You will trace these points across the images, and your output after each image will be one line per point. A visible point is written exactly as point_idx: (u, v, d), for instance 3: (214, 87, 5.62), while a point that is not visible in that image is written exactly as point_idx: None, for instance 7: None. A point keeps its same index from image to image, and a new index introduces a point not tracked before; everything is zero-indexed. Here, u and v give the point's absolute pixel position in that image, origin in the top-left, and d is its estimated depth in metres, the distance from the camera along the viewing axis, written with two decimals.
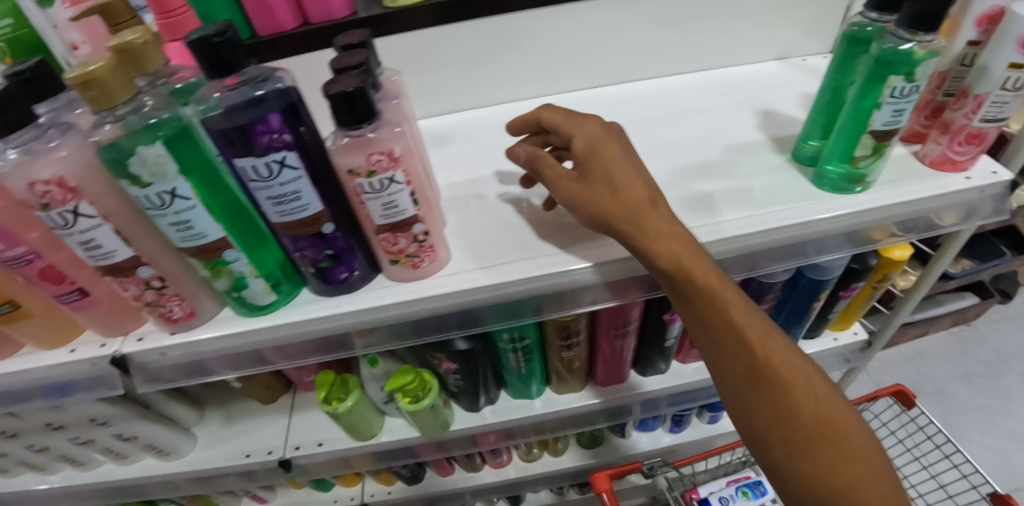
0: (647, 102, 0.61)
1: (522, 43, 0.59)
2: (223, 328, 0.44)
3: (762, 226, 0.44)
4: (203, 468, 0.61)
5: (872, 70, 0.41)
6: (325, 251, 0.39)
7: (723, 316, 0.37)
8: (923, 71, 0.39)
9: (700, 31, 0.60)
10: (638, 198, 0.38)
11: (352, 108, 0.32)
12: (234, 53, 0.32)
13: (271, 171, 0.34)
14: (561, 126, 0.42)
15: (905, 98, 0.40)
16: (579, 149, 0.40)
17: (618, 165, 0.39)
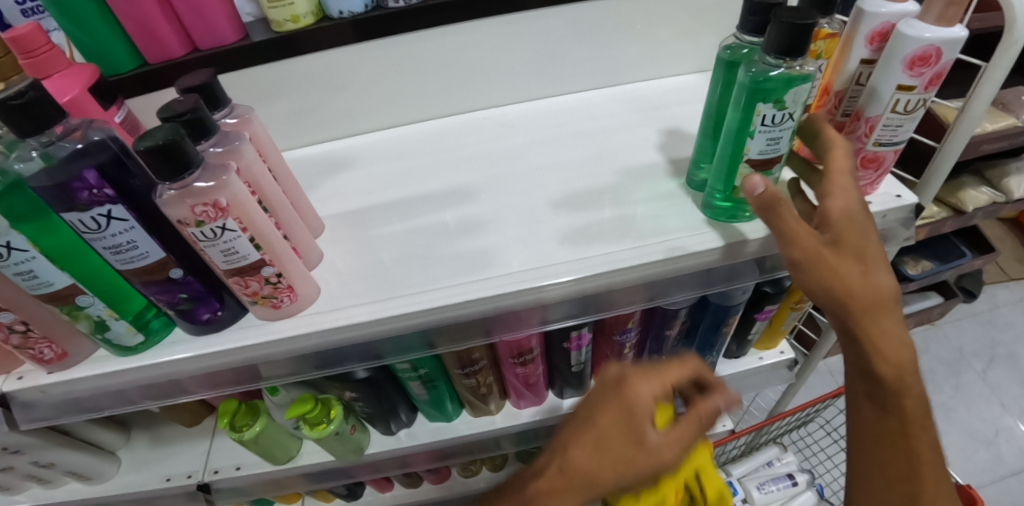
0: (544, 122, 0.62)
1: (423, 65, 0.60)
2: (98, 367, 0.44)
3: (630, 260, 0.43)
4: (125, 491, 0.62)
5: (741, 96, 0.37)
6: (180, 295, 0.39)
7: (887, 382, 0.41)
8: (795, 98, 0.36)
9: (601, 54, 0.62)
10: (868, 283, 0.37)
11: (165, 160, 0.32)
12: (44, 110, 0.32)
13: (98, 223, 0.33)
14: (837, 175, 0.36)
15: (778, 126, 0.37)
16: (838, 218, 0.36)
17: (867, 243, 0.36)
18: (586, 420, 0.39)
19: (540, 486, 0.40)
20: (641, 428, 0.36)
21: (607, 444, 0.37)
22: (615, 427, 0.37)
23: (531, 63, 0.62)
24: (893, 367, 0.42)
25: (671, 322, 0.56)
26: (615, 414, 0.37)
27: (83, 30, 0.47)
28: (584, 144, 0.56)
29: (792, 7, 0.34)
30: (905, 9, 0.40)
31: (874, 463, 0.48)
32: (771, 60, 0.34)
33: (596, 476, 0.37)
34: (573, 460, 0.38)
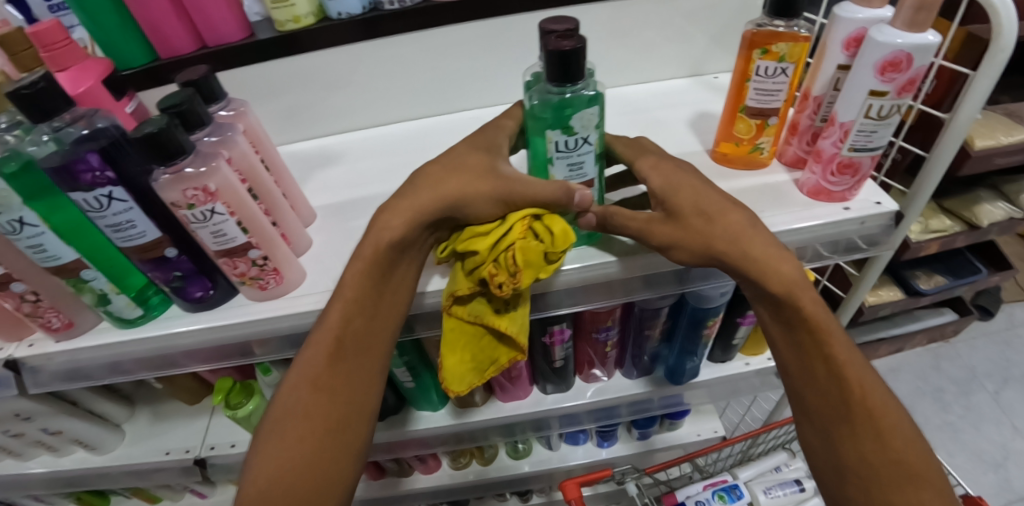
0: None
1: (416, 65, 0.62)
2: (100, 337, 0.47)
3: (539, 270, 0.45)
4: (125, 463, 0.65)
5: (533, 125, 0.39)
6: (174, 273, 0.42)
7: (801, 314, 0.39)
8: (579, 123, 0.38)
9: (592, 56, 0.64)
10: (719, 222, 0.39)
11: (160, 147, 0.34)
12: (54, 98, 0.35)
13: (100, 203, 0.36)
14: (644, 161, 0.44)
15: (573, 151, 0.40)
16: (661, 189, 0.42)
17: (701, 196, 0.40)
18: (443, 156, 0.44)
19: (383, 217, 0.40)
20: (498, 155, 0.43)
21: (461, 166, 0.42)
22: (469, 159, 0.43)
23: (522, 64, 0.64)
24: (773, 284, 0.39)
25: (650, 322, 0.57)
26: (477, 148, 0.44)
27: (102, 28, 0.52)
28: None
29: (558, 34, 0.36)
30: (881, 14, 0.41)
31: (807, 387, 0.41)
32: (554, 88, 0.37)
33: (434, 188, 0.41)
34: (425, 179, 0.42)
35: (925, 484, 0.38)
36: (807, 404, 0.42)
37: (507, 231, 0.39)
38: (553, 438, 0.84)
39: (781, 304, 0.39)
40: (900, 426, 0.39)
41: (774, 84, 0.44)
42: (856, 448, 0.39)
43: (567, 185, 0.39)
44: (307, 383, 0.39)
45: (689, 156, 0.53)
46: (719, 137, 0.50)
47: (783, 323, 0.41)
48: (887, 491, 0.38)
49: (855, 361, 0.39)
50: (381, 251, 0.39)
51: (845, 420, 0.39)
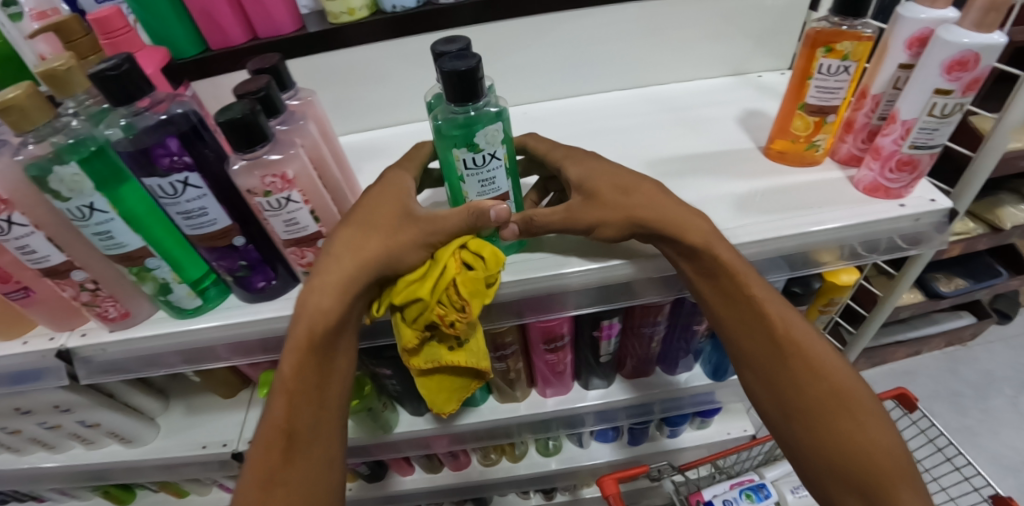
0: (578, 119, 0.63)
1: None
2: (156, 327, 0.47)
3: (536, 271, 0.45)
4: (159, 456, 0.64)
5: (441, 142, 0.41)
6: (239, 262, 0.42)
7: (717, 261, 0.42)
8: (483, 139, 0.40)
9: (639, 54, 0.64)
10: (633, 197, 0.43)
11: (243, 133, 0.34)
12: (135, 81, 0.34)
13: (175, 189, 0.36)
14: (561, 160, 0.48)
15: (482, 167, 0.41)
16: (579, 179, 0.46)
17: (612, 178, 0.45)
18: (352, 207, 0.42)
19: (307, 297, 0.38)
20: (403, 196, 0.41)
21: (372, 218, 0.40)
22: (377, 206, 0.41)
23: (569, 60, 0.64)
24: (691, 237, 0.42)
25: (698, 317, 0.57)
26: (382, 191, 0.42)
27: (157, 18, 0.51)
28: (615, 140, 0.58)
29: (454, 54, 0.37)
30: (945, 15, 0.41)
31: (740, 336, 0.45)
32: (455, 107, 0.38)
33: (342, 250, 0.39)
34: (332, 242, 0.39)
35: (854, 402, 0.43)
36: (743, 353, 0.46)
37: (446, 274, 0.38)
38: (584, 435, 0.84)
39: (700, 256, 0.42)
40: (823, 354, 0.44)
41: (835, 82, 0.45)
42: (791, 382, 0.44)
43: (479, 209, 0.38)
44: (261, 472, 0.39)
45: (741, 153, 0.53)
46: (775, 134, 0.51)
47: (707, 280, 0.44)
48: (826, 415, 0.43)
49: (775, 302, 0.44)
50: (314, 334, 0.38)
51: (777, 358, 0.44)
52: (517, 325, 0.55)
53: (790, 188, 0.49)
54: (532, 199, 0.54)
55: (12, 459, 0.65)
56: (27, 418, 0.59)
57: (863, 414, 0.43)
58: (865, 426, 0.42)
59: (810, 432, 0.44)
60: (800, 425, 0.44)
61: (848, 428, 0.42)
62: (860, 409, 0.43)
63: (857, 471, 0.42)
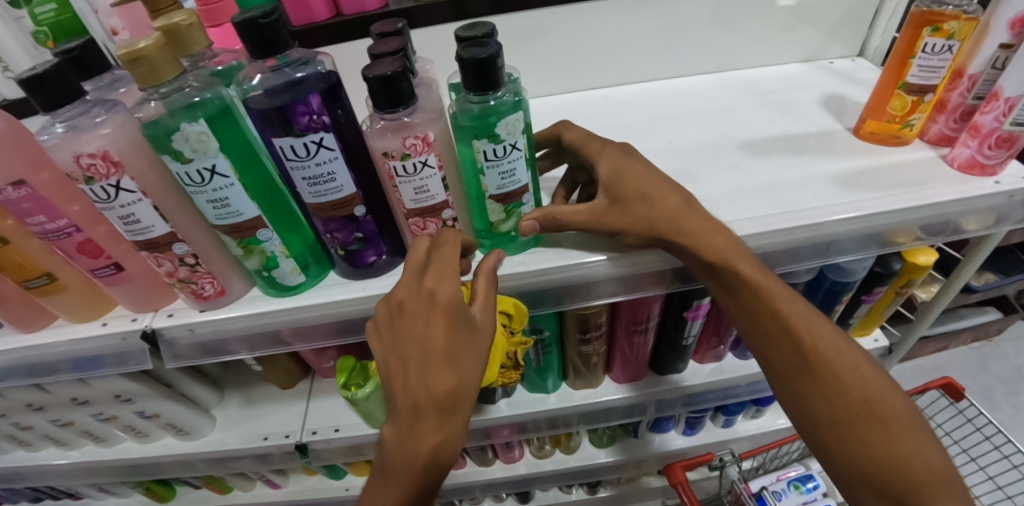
0: (658, 103, 0.64)
1: (543, 41, 0.62)
2: (251, 306, 0.45)
3: (556, 260, 0.43)
4: (219, 449, 0.61)
5: (457, 136, 0.36)
6: (355, 234, 0.40)
7: (729, 268, 0.41)
8: (505, 130, 0.35)
9: (719, 38, 0.64)
10: (662, 207, 0.41)
11: (389, 92, 0.33)
12: (278, 35, 0.32)
13: (308, 151, 0.34)
14: (597, 151, 0.45)
15: (503, 159, 0.36)
16: (605, 179, 0.43)
17: (643, 183, 0.42)
18: (414, 341, 0.36)
19: (427, 445, 0.36)
20: (463, 318, 0.36)
21: (455, 354, 0.36)
22: (455, 341, 0.36)
23: (649, 44, 0.64)
24: (708, 252, 0.40)
25: None
26: (447, 323, 0.35)
27: None
28: (700, 124, 0.58)
29: (474, 42, 0.34)
30: None
31: (765, 346, 0.44)
32: (475, 98, 0.34)
33: (444, 395, 0.36)
34: (426, 389, 0.36)
35: (886, 412, 0.40)
36: (770, 362, 0.44)
37: (499, 352, 0.46)
38: (639, 425, 0.83)
39: (718, 270, 0.41)
40: (852, 362, 0.41)
41: (939, 61, 0.46)
42: (818, 393, 0.41)
43: (492, 271, 0.39)
44: None
45: (829, 135, 0.55)
46: (868, 114, 0.52)
47: (728, 293, 0.43)
48: (855, 424, 0.40)
49: (794, 308, 0.42)
50: (435, 473, 0.37)
51: (802, 368, 0.42)
52: (608, 305, 0.54)
53: (886, 167, 0.50)
54: (561, 195, 0.51)
55: (60, 451, 0.62)
56: (82, 409, 0.56)
57: (896, 425, 0.40)
58: (897, 440, 0.39)
59: (837, 442, 0.41)
60: (829, 436, 0.41)
61: (879, 440, 0.39)
62: (893, 420, 0.40)
63: (888, 482, 0.39)
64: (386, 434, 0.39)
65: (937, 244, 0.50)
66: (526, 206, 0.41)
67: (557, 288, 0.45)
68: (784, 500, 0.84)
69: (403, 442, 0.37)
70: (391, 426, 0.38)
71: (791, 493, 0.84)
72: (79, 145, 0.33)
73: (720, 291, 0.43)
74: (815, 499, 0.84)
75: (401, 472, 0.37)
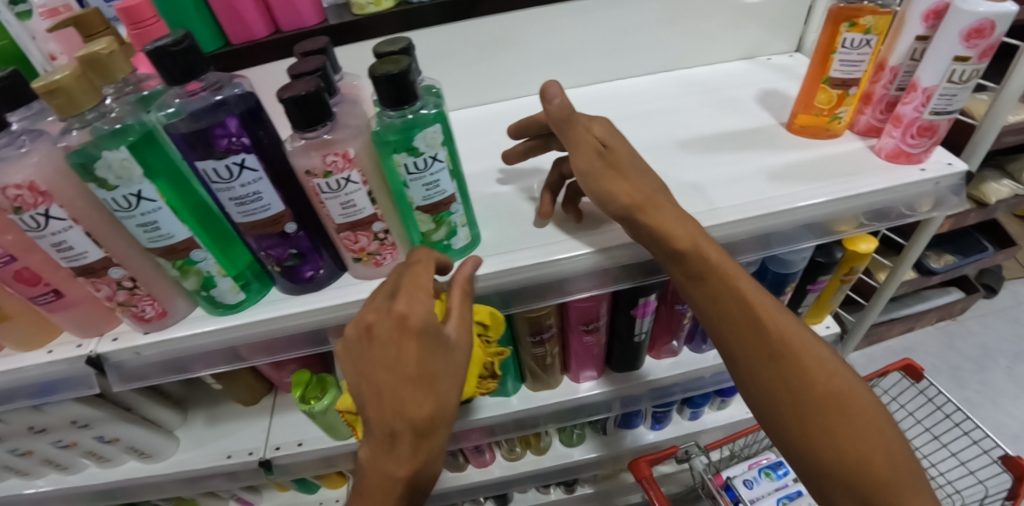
0: (603, 105, 0.65)
1: (488, 49, 0.63)
2: (194, 326, 0.45)
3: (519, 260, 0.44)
4: (185, 469, 0.61)
5: (378, 151, 0.37)
6: (290, 250, 0.41)
7: (698, 255, 0.39)
8: (422, 143, 0.35)
9: (661, 38, 0.65)
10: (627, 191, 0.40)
11: (304, 111, 0.33)
12: (193, 61, 0.33)
13: (231, 172, 0.35)
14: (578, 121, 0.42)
15: (425, 171, 0.37)
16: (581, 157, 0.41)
17: (616, 158, 0.40)
18: (387, 364, 0.35)
19: (398, 467, 0.37)
20: (438, 339, 0.36)
21: (431, 376, 0.36)
22: (429, 363, 0.36)
23: (592, 48, 0.65)
24: (673, 230, 0.39)
25: None
26: (420, 348, 0.35)
27: (178, 14, 0.51)
28: (642, 124, 0.60)
29: (388, 57, 0.34)
30: None
31: (733, 341, 0.41)
32: (392, 113, 0.35)
33: (421, 419, 0.36)
34: (401, 414, 0.36)
35: (851, 402, 0.39)
36: (735, 354, 0.41)
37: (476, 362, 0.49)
38: (607, 422, 0.84)
39: (686, 259, 0.39)
40: (818, 354, 0.40)
41: (858, 55, 0.47)
42: (784, 386, 0.40)
43: (466, 282, 0.40)
44: None
45: (765, 130, 0.56)
46: (798, 109, 0.53)
47: (695, 284, 0.41)
48: (821, 418, 0.39)
49: (763, 300, 0.40)
50: (415, 493, 0.38)
51: (775, 365, 0.40)
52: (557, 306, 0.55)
53: (819, 159, 0.51)
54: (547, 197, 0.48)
55: (23, 481, 0.62)
56: (41, 437, 0.55)
57: (859, 415, 0.39)
58: (861, 432, 0.38)
59: (803, 437, 0.39)
60: (792, 432, 0.40)
61: (850, 440, 0.38)
62: (857, 414, 0.39)
63: (849, 477, 0.38)
64: (361, 456, 0.39)
65: (882, 230, 0.52)
66: (457, 215, 0.41)
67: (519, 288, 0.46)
68: (756, 488, 0.87)
69: (376, 464, 0.37)
70: (365, 448, 0.38)
71: (762, 481, 0.88)
72: (4, 176, 0.33)
73: (691, 282, 0.41)
74: (785, 485, 0.87)
75: (377, 496, 0.37)
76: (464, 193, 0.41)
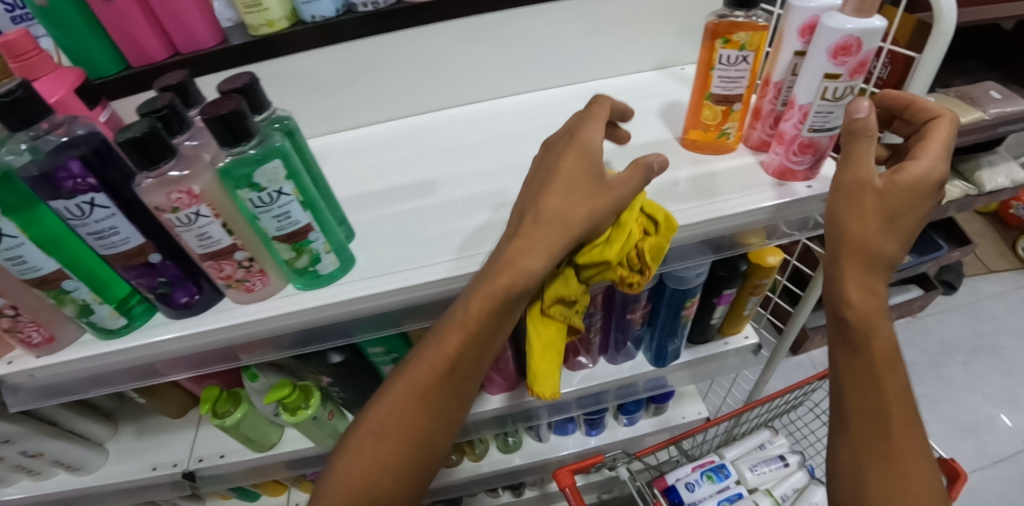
0: (508, 120, 0.65)
1: (386, 63, 0.63)
2: (84, 350, 0.47)
3: (437, 276, 0.46)
4: (113, 481, 0.64)
5: (224, 184, 0.37)
6: (159, 279, 0.42)
7: (867, 329, 0.45)
8: (263, 179, 0.36)
9: (564, 51, 0.66)
10: (880, 247, 0.43)
11: (143, 150, 0.34)
12: (34, 106, 0.35)
13: (82, 210, 0.36)
14: (931, 145, 0.42)
15: (272, 205, 0.37)
16: (904, 180, 0.41)
17: (888, 201, 0.42)
18: (549, 164, 0.44)
19: (514, 246, 0.41)
20: (594, 159, 0.43)
21: (575, 183, 0.42)
22: (580, 167, 0.43)
23: (499, 61, 0.66)
24: (868, 215, 0.42)
25: (631, 307, 0.59)
26: (578, 152, 0.43)
27: (75, 41, 0.51)
28: (541, 140, 0.61)
29: (218, 97, 0.35)
30: (831, 2, 0.43)
31: (851, 408, 0.48)
32: (234, 150, 0.35)
33: (551, 211, 0.42)
34: (540, 200, 0.42)
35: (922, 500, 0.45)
36: (847, 414, 0.48)
37: (615, 249, 0.42)
38: (541, 429, 0.85)
39: (849, 326, 0.46)
40: (915, 456, 0.46)
41: (736, 71, 0.47)
42: (870, 451, 0.47)
43: (647, 166, 0.41)
44: (413, 392, 0.45)
45: (659, 145, 0.56)
46: (688, 125, 0.53)
47: (848, 352, 0.48)
48: (890, 494, 0.45)
49: (899, 397, 0.46)
50: (506, 287, 0.41)
51: (876, 443, 0.47)
52: None
53: (705, 175, 0.52)
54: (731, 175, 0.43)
55: None
56: None
57: None
58: None
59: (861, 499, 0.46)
60: (856, 489, 0.47)
61: None
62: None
63: None
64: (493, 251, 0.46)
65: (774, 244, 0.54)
66: (318, 243, 0.42)
67: (426, 301, 0.48)
68: (697, 491, 0.88)
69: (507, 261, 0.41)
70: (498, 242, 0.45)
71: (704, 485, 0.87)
72: None
73: (845, 346, 0.48)
74: (727, 487, 0.89)
75: (483, 278, 0.42)
76: (325, 222, 0.42)
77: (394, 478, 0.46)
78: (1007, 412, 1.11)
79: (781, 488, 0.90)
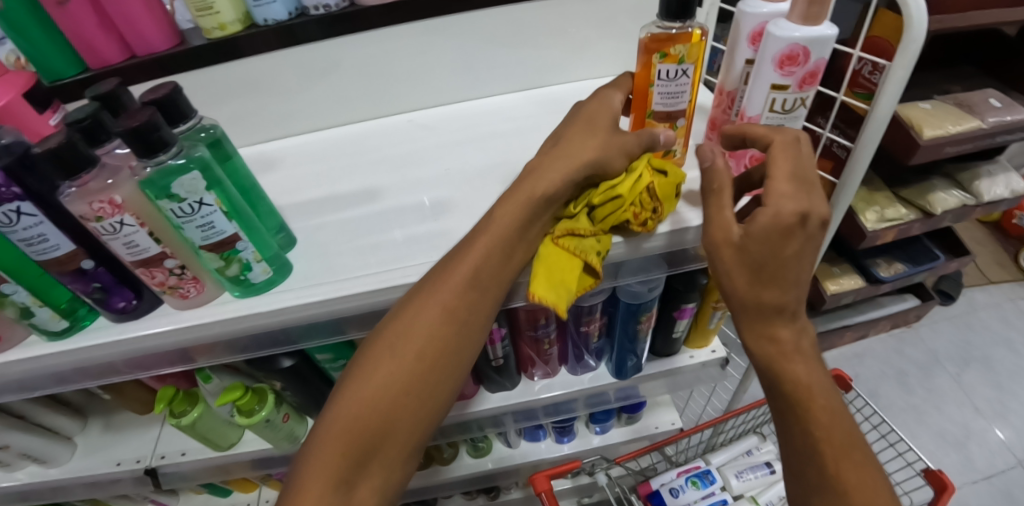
0: (458, 125, 0.66)
1: (342, 67, 0.63)
2: (27, 351, 0.47)
3: (379, 284, 0.45)
4: (78, 475, 0.65)
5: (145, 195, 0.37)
6: (93, 284, 0.43)
7: (780, 374, 0.40)
8: (182, 191, 0.36)
9: (512, 57, 0.67)
10: (773, 297, 0.38)
11: (61, 161, 0.35)
12: None
13: (9, 217, 0.36)
14: (774, 183, 0.37)
15: (193, 216, 0.37)
16: (758, 228, 0.36)
17: (767, 250, 0.37)
18: (576, 116, 0.49)
19: (536, 168, 0.45)
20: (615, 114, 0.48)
21: (596, 126, 0.47)
22: (602, 116, 0.48)
23: (448, 66, 0.66)
24: (752, 248, 0.37)
25: (586, 317, 0.59)
26: (600, 108, 0.49)
27: (33, 45, 0.52)
28: (491, 146, 0.61)
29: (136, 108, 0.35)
30: (781, 10, 0.41)
31: (798, 461, 0.42)
32: (154, 162, 0.35)
33: (575, 143, 0.46)
34: (567, 135, 0.47)
35: None
36: (796, 469, 0.42)
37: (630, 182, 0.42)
38: (511, 435, 0.85)
39: (767, 372, 0.41)
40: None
41: (676, 86, 0.45)
42: (818, 492, 0.41)
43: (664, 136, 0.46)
44: (438, 308, 0.42)
45: None
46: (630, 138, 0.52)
47: (773, 398, 0.43)
48: None
49: (846, 445, 0.40)
50: (534, 197, 0.44)
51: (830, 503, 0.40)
52: None
53: None
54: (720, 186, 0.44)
55: None
56: None
57: None
58: None
59: None
60: None
61: None
62: None
63: None
64: None
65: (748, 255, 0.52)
66: (248, 252, 0.42)
67: (367, 311, 0.48)
68: (682, 496, 0.85)
69: (534, 175, 0.45)
70: None
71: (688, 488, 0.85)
72: None
73: (771, 393, 0.42)
74: (712, 493, 0.86)
75: (509, 196, 0.45)
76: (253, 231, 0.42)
77: (407, 412, 0.42)
78: (1000, 426, 1.07)
79: (767, 495, 0.86)
